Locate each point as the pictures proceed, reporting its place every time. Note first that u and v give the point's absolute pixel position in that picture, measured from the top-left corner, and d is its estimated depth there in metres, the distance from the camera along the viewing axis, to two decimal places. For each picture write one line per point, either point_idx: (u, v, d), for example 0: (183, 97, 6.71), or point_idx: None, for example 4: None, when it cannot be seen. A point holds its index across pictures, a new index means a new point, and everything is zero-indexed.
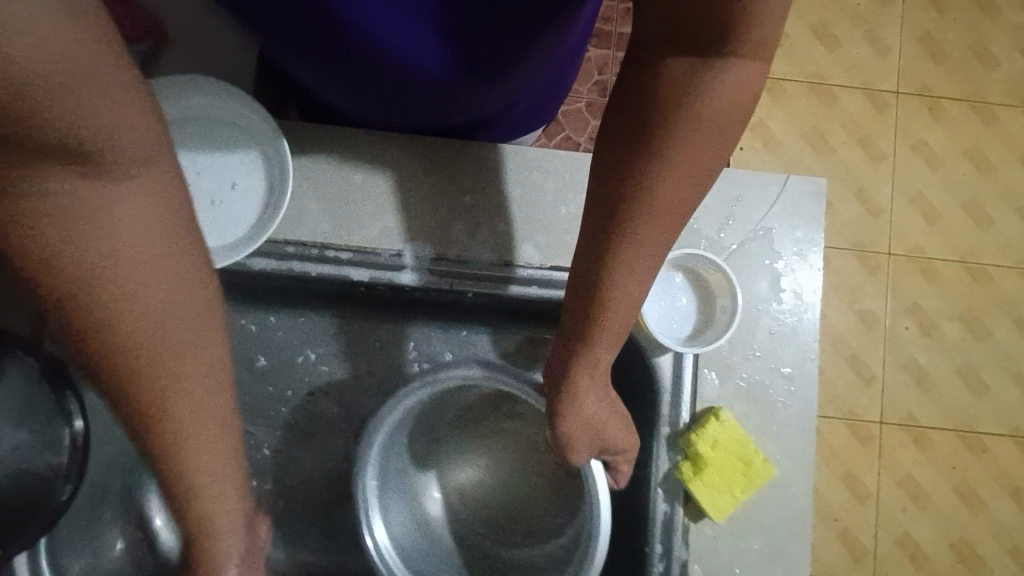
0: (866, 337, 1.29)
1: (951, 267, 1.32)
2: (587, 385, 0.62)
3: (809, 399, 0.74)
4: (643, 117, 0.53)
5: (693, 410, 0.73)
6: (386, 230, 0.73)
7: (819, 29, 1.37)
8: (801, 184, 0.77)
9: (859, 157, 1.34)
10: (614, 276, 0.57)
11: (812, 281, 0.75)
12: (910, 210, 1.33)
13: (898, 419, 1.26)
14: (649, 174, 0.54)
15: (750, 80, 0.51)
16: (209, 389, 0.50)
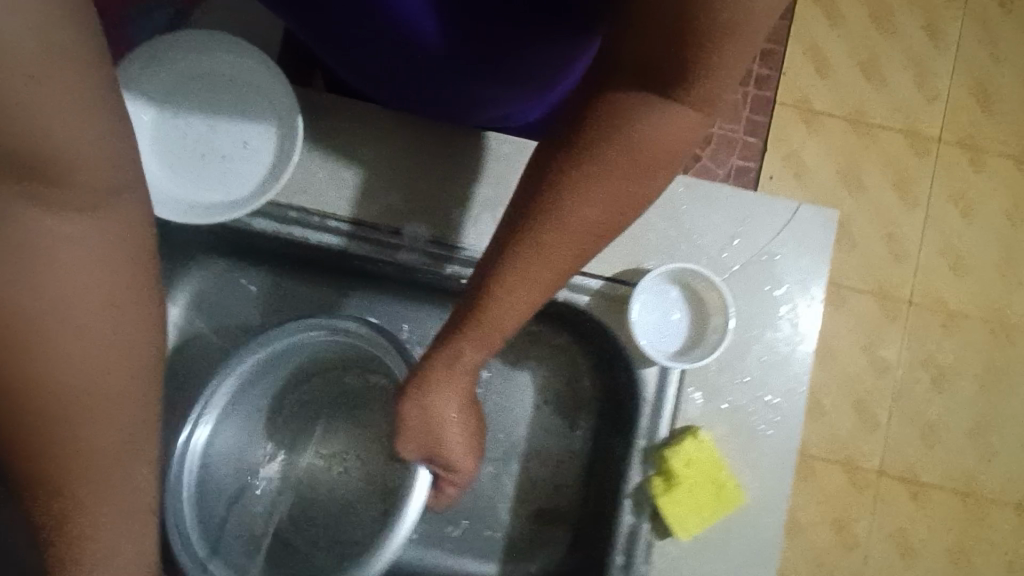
0: (875, 382, 1.25)
1: (973, 324, 1.28)
2: (453, 373, 0.61)
3: (792, 430, 0.73)
4: (583, 137, 0.54)
5: (672, 426, 0.72)
6: (390, 207, 0.74)
7: (868, 64, 1.34)
8: (812, 214, 0.75)
9: (892, 200, 1.31)
10: (511, 282, 0.57)
11: (810, 313, 0.74)
12: (938, 260, 1.30)
13: (897, 470, 1.23)
14: (563, 194, 0.54)
15: (680, 135, 0.52)
16: (116, 402, 0.47)
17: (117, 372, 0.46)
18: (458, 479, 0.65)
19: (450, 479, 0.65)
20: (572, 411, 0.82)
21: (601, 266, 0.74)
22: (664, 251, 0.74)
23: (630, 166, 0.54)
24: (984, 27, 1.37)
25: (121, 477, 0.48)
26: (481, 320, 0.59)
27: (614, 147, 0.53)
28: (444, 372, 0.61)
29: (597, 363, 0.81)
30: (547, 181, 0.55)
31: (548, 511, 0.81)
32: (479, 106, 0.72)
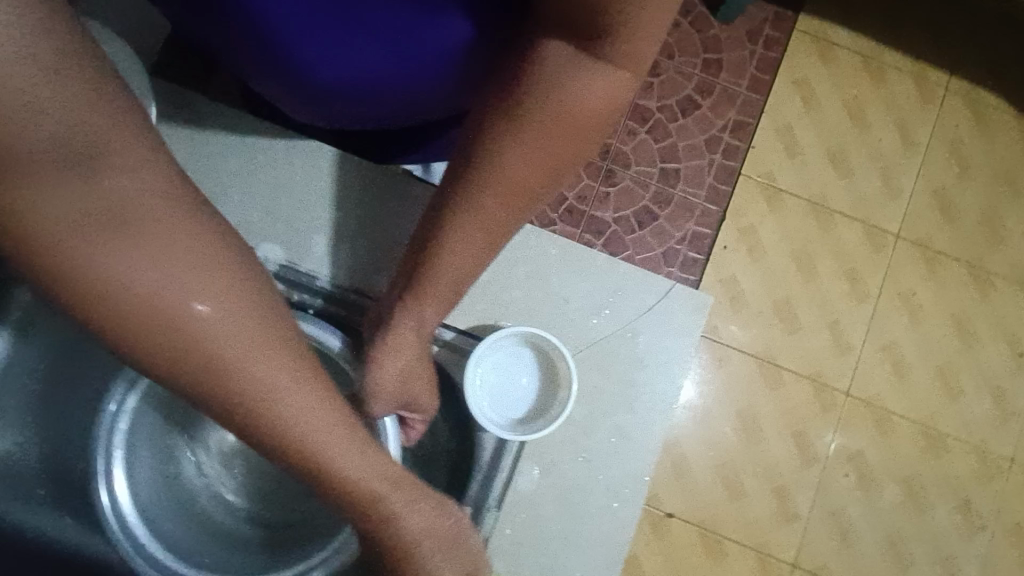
0: (799, 472, 1.21)
1: (907, 427, 1.24)
2: (399, 345, 0.60)
3: (625, 523, 0.68)
4: (516, 92, 0.53)
5: (500, 498, 0.68)
6: (247, 223, 0.69)
7: (835, 152, 1.32)
8: (683, 297, 0.72)
9: (841, 289, 1.28)
10: (454, 236, 0.57)
11: (665, 401, 0.70)
12: (879, 357, 1.26)
13: (811, 567, 1.18)
14: (501, 151, 0.54)
15: (613, 90, 0.52)
16: (181, 330, 0.42)
17: (213, 332, 0.42)
18: (418, 431, 0.65)
19: (410, 432, 0.65)
20: None
21: (454, 319, 0.70)
22: (527, 313, 0.71)
23: (571, 127, 0.53)
24: (957, 133, 1.35)
25: (266, 366, 0.44)
26: (425, 277, 0.59)
27: (546, 104, 0.52)
28: (389, 330, 0.60)
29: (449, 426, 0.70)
30: (487, 144, 0.54)
31: None
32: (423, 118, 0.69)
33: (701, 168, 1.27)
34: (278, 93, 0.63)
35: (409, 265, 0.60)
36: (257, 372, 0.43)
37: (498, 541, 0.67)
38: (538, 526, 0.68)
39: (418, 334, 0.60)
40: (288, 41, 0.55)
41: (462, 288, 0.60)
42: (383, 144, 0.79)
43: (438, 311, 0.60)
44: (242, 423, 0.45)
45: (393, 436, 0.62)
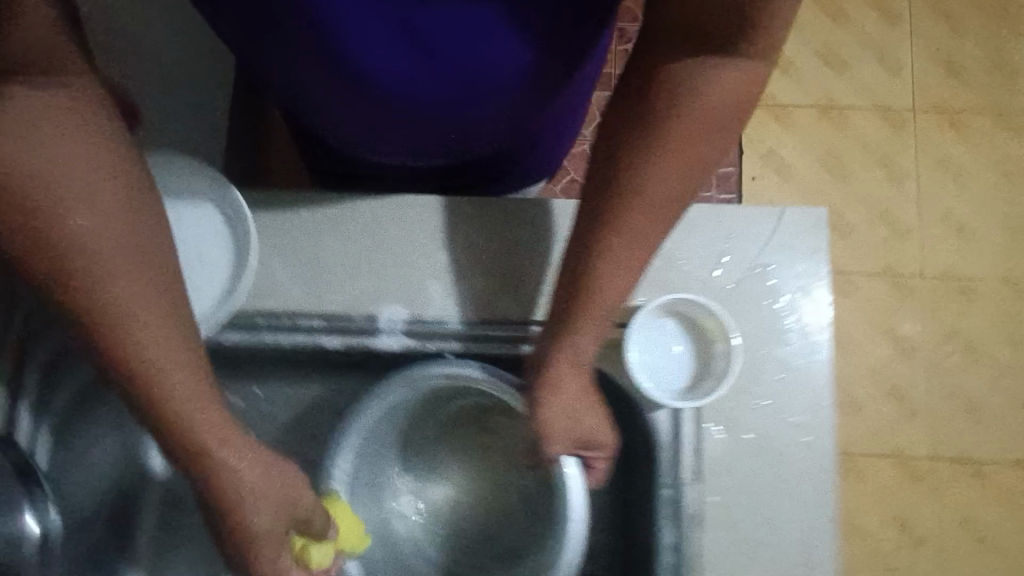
0: (906, 366, 1.23)
1: (993, 285, 1.25)
2: (563, 382, 0.62)
3: (826, 452, 0.67)
4: (642, 110, 0.57)
5: (698, 468, 0.67)
6: (363, 293, 0.70)
7: (825, 51, 1.32)
8: (798, 216, 0.72)
9: (879, 178, 1.28)
10: (602, 260, 0.60)
11: (818, 321, 0.69)
12: (941, 228, 1.27)
13: (951, 451, 1.20)
14: (641, 165, 0.57)
15: (738, 91, 0.55)
16: (165, 349, 0.54)
17: (165, 351, 0.54)
18: (602, 469, 0.65)
19: (596, 473, 0.65)
20: None
21: None
22: (653, 285, 0.70)
23: (701, 131, 0.56)
24: None
25: (206, 417, 0.56)
26: (580, 308, 0.61)
27: (678, 114, 0.56)
28: (552, 370, 0.62)
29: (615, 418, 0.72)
30: (622, 163, 0.58)
31: None
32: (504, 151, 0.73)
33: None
34: (371, 133, 0.67)
35: (562, 294, 0.62)
36: (204, 422, 0.56)
37: (712, 512, 0.66)
38: (745, 484, 0.67)
39: (581, 367, 0.63)
40: (372, 63, 0.56)
41: (611, 314, 0.62)
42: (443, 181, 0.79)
43: (594, 334, 0.62)
44: (181, 459, 0.58)
45: (577, 479, 0.60)
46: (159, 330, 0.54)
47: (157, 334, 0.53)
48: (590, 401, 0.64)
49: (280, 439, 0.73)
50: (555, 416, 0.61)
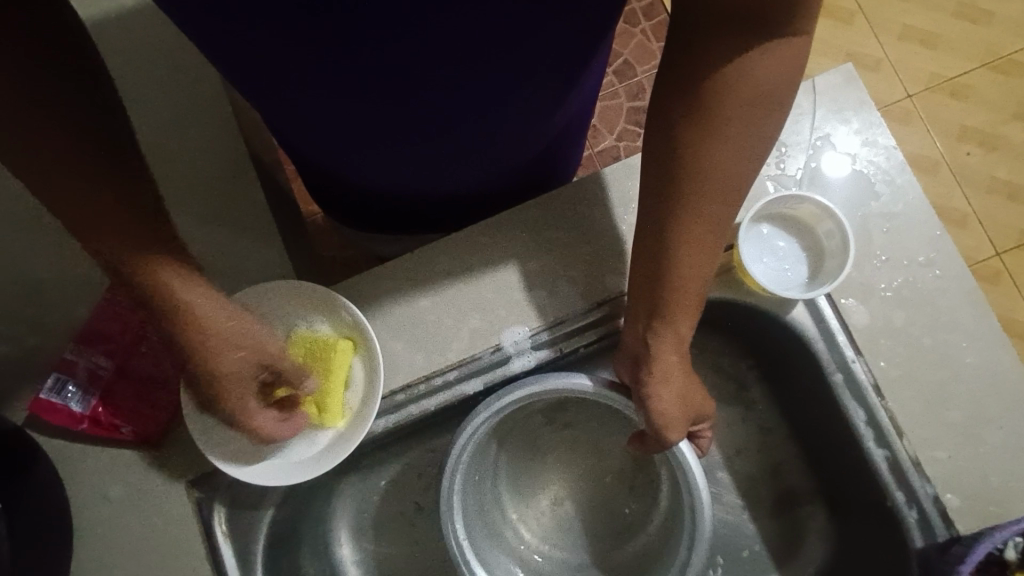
0: (937, 184, 1.30)
1: (977, 74, 1.33)
2: (668, 376, 0.62)
3: (960, 275, 0.69)
4: (696, 93, 0.52)
5: (854, 343, 0.68)
6: (477, 332, 0.70)
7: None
8: (829, 78, 0.73)
9: (830, 27, 1.37)
10: (680, 259, 0.57)
11: (896, 163, 0.71)
12: (906, 45, 1.35)
13: (1013, 242, 1.27)
14: (701, 154, 0.53)
15: (790, 61, 0.50)
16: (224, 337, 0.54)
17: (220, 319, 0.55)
18: (707, 437, 0.71)
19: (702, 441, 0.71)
20: (734, 393, 0.85)
21: None
22: None
23: (756, 109, 0.52)
24: None
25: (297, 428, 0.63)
26: (671, 307, 0.59)
27: (734, 94, 0.51)
28: (654, 366, 0.61)
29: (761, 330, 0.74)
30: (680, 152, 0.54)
31: (783, 493, 0.82)
32: (531, 145, 0.73)
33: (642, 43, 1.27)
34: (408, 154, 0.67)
35: (654, 301, 0.60)
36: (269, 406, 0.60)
37: (887, 377, 0.68)
38: (904, 338, 0.68)
39: (681, 353, 0.62)
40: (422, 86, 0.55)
41: (698, 304, 0.60)
42: (485, 193, 0.81)
43: (689, 323, 0.61)
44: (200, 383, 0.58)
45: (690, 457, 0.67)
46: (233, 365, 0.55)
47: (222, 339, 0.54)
48: (692, 383, 0.64)
49: (422, 501, 0.81)
50: (672, 413, 0.63)
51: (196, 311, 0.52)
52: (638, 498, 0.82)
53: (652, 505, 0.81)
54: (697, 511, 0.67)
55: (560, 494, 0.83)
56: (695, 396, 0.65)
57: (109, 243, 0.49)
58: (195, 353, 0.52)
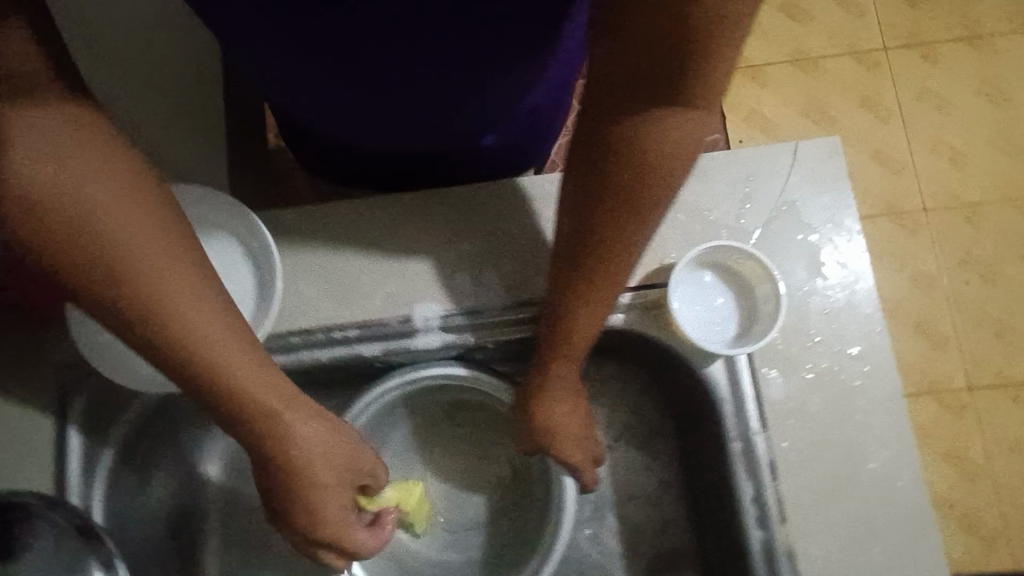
0: (925, 300, 1.26)
1: (994, 206, 1.31)
2: (553, 407, 0.66)
3: (889, 376, 0.66)
4: (597, 161, 0.52)
5: (762, 415, 0.65)
6: (391, 297, 0.69)
7: (790, 7, 1.43)
8: (812, 148, 0.72)
9: (864, 120, 1.35)
10: (572, 311, 0.60)
11: (854, 248, 0.69)
12: (934, 158, 1.34)
13: (988, 380, 1.22)
14: (598, 223, 0.55)
15: (691, 132, 0.50)
16: (170, 259, 0.48)
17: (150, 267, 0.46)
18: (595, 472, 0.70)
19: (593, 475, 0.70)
20: (643, 439, 0.82)
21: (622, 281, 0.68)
22: (682, 237, 0.70)
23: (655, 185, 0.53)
24: None
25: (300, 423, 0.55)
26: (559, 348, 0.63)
27: (631, 162, 0.51)
28: (541, 395, 0.66)
29: (679, 378, 0.71)
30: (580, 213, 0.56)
31: (663, 553, 0.78)
32: (487, 118, 0.69)
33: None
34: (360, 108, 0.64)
35: (546, 345, 0.63)
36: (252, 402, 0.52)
37: (784, 457, 0.65)
38: (813, 423, 0.65)
39: (567, 389, 0.66)
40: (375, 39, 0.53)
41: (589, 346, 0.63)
42: (446, 167, 0.79)
43: (573, 363, 0.64)
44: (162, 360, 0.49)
45: (570, 496, 0.70)
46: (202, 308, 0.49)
47: (161, 270, 0.47)
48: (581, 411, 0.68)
49: None
50: (565, 439, 0.67)
51: (229, 332, 0.51)
52: (512, 514, 0.78)
53: (524, 526, 0.77)
54: (556, 523, 0.70)
55: (437, 490, 0.80)
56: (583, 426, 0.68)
57: (86, 232, 0.44)
58: (192, 342, 0.48)
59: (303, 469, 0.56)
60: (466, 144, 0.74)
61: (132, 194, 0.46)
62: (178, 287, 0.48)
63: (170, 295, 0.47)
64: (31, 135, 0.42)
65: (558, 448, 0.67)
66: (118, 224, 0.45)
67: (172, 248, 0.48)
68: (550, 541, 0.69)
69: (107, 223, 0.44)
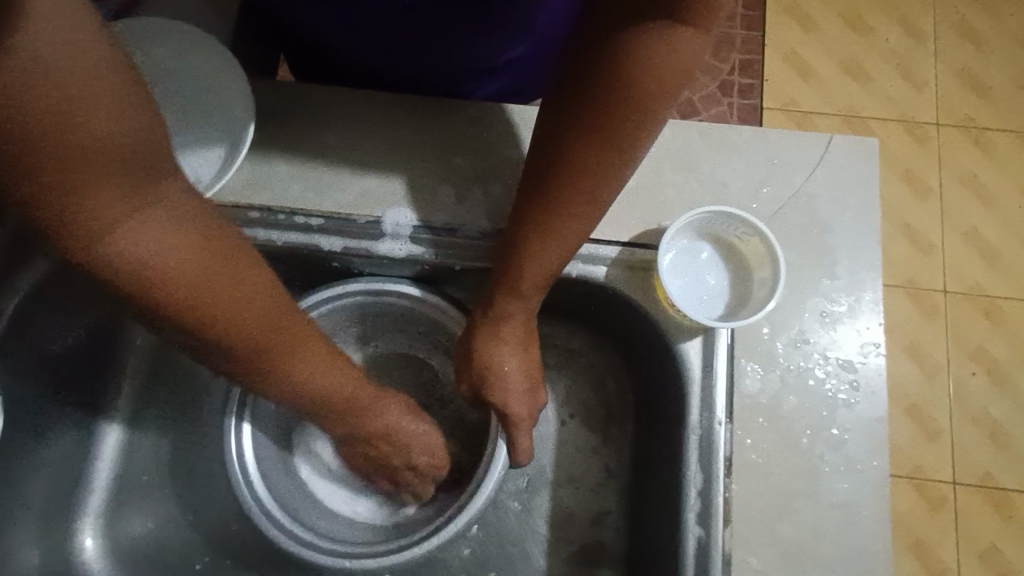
0: (928, 383, 1.17)
1: (1018, 306, 1.21)
2: (496, 346, 0.62)
3: (877, 399, 0.60)
4: (583, 78, 0.51)
5: (730, 406, 0.59)
6: (367, 194, 0.64)
7: (851, 63, 1.34)
8: (847, 146, 0.66)
9: (901, 189, 1.28)
10: (529, 243, 0.57)
11: (870, 256, 0.63)
12: (965, 244, 1.25)
13: (975, 480, 1.13)
14: (571, 142, 0.53)
15: (684, 56, 0.49)
16: (239, 286, 0.47)
17: (179, 246, 0.43)
18: (524, 434, 0.64)
19: (522, 441, 0.64)
20: (599, 423, 0.76)
21: (616, 233, 0.64)
22: (684, 207, 0.65)
23: (637, 103, 0.51)
24: (960, 13, 1.38)
25: (373, 402, 0.61)
26: (509, 282, 0.59)
27: (619, 82, 0.50)
28: (487, 331, 0.62)
29: (651, 354, 0.65)
30: (556, 131, 0.54)
31: (588, 547, 0.72)
32: (507, 28, 0.67)
33: (723, 114, 1.31)
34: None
35: (497, 276, 0.61)
36: (317, 378, 0.55)
37: (743, 456, 0.59)
38: (782, 426, 0.59)
39: (516, 329, 0.62)
40: None
41: (543, 285, 0.60)
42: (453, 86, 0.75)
43: (525, 304, 0.61)
44: (190, 344, 0.49)
45: (501, 463, 0.64)
46: (250, 291, 0.48)
47: (181, 259, 0.44)
48: (528, 360, 0.64)
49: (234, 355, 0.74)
50: (507, 386, 0.62)
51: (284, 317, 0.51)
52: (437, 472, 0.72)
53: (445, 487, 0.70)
54: (475, 485, 0.64)
55: None
56: (522, 379, 0.63)
57: (133, 262, 0.42)
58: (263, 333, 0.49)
59: (339, 403, 0.58)
60: (478, 59, 0.71)
61: (148, 173, 0.40)
62: (229, 292, 0.47)
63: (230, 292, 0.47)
64: (104, 190, 0.38)
65: (490, 394, 0.63)
66: (150, 242, 0.42)
67: (205, 231, 0.45)
68: (462, 502, 0.64)
69: (137, 232, 0.41)
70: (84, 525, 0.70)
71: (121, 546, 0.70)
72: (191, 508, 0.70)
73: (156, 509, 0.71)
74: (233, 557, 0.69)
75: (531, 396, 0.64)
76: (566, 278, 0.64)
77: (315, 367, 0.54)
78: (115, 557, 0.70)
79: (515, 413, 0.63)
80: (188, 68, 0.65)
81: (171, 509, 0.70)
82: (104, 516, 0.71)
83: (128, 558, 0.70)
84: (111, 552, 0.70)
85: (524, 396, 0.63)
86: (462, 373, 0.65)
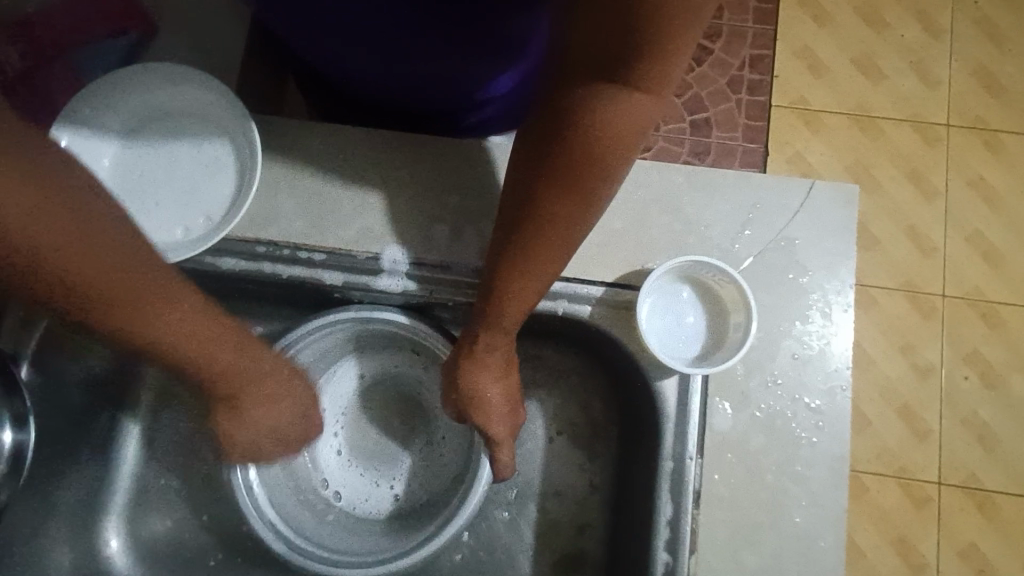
0: (919, 386, 1.20)
1: (1016, 311, 1.24)
2: (478, 373, 0.66)
3: (841, 437, 0.64)
4: (549, 132, 0.55)
5: (701, 442, 0.63)
6: (365, 229, 0.68)
7: (863, 60, 1.34)
8: (828, 191, 0.69)
9: (906, 192, 1.29)
10: (509, 283, 0.61)
11: (843, 300, 0.66)
12: (966, 249, 1.26)
13: (959, 481, 1.17)
14: (540, 191, 0.57)
15: (640, 114, 0.53)
16: (134, 255, 0.51)
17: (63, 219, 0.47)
18: (505, 450, 0.69)
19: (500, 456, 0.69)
20: (587, 437, 0.80)
21: (601, 272, 0.67)
22: (671, 244, 0.68)
23: (599, 158, 0.54)
24: (979, 9, 1.36)
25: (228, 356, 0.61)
26: (490, 315, 0.63)
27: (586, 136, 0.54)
28: (469, 359, 0.66)
29: (635, 386, 0.69)
30: (527, 178, 0.58)
31: (574, 552, 0.77)
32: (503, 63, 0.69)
33: (731, 111, 1.30)
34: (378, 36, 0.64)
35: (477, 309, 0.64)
36: (188, 323, 0.56)
37: (712, 489, 0.63)
38: (750, 461, 0.63)
39: (498, 357, 0.67)
40: None
41: (522, 319, 0.64)
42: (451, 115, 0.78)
43: (505, 335, 0.65)
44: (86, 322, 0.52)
45: (484, 479, 0.69)
46: (146, 267, 0.51)
47: (73, 236, 0.47)
48: (509, 383, 0.69)
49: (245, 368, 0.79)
50: (487, 409, 0.67)
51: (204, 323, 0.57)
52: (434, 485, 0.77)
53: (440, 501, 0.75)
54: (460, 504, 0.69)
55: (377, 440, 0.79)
56: (502, 402, 0.68)
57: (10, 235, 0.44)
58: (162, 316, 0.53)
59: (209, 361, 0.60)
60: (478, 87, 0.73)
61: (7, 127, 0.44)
62: (128, 261, 0.50)
63: (150, 309, 0.53)
64: None
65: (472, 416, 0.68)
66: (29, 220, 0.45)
67: (90, 201, 0.49)
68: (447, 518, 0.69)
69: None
70: (109, 522, 0.76)
71: (142, 542, 0.76)
72: (206, 509, 0.76)
73: (174, 508, 0.77)
74: (246, 556, 0.75)
75: (511, 417, 0.69)
76: (552, 314, 0.68)
77: (192, 321, 0.56)
78: (138, 552, 0.76)
79: (495, 434, 0.68)
80: (195, 107, 0.69)
81: (188, 509, 0.76)
82: (126, 514, 0.77)
83: (150, 552, 0.76)
84: (132, 546, 0.76)
85: (503, 417, 0.68)
86: (446, 393, 0.69)
